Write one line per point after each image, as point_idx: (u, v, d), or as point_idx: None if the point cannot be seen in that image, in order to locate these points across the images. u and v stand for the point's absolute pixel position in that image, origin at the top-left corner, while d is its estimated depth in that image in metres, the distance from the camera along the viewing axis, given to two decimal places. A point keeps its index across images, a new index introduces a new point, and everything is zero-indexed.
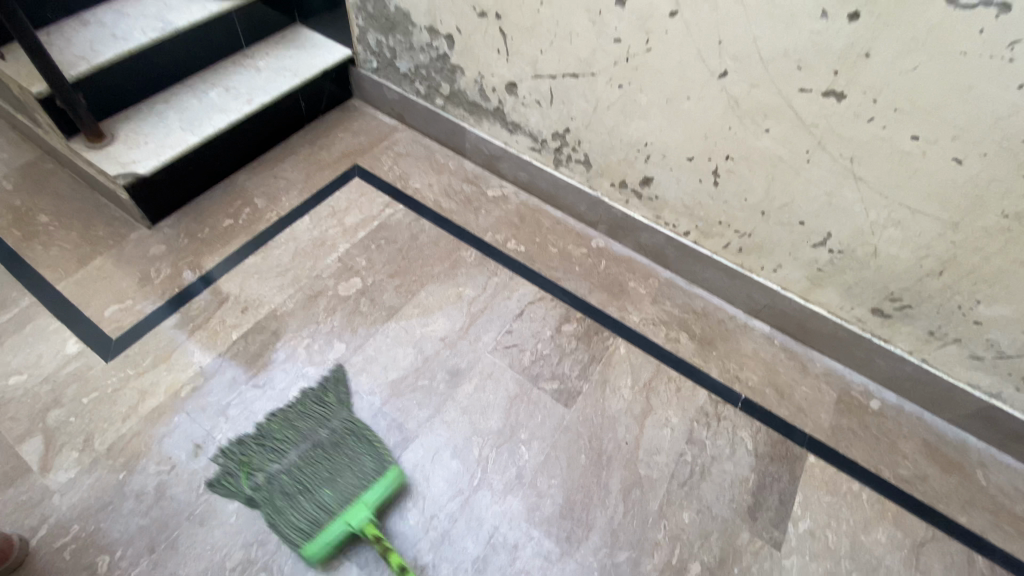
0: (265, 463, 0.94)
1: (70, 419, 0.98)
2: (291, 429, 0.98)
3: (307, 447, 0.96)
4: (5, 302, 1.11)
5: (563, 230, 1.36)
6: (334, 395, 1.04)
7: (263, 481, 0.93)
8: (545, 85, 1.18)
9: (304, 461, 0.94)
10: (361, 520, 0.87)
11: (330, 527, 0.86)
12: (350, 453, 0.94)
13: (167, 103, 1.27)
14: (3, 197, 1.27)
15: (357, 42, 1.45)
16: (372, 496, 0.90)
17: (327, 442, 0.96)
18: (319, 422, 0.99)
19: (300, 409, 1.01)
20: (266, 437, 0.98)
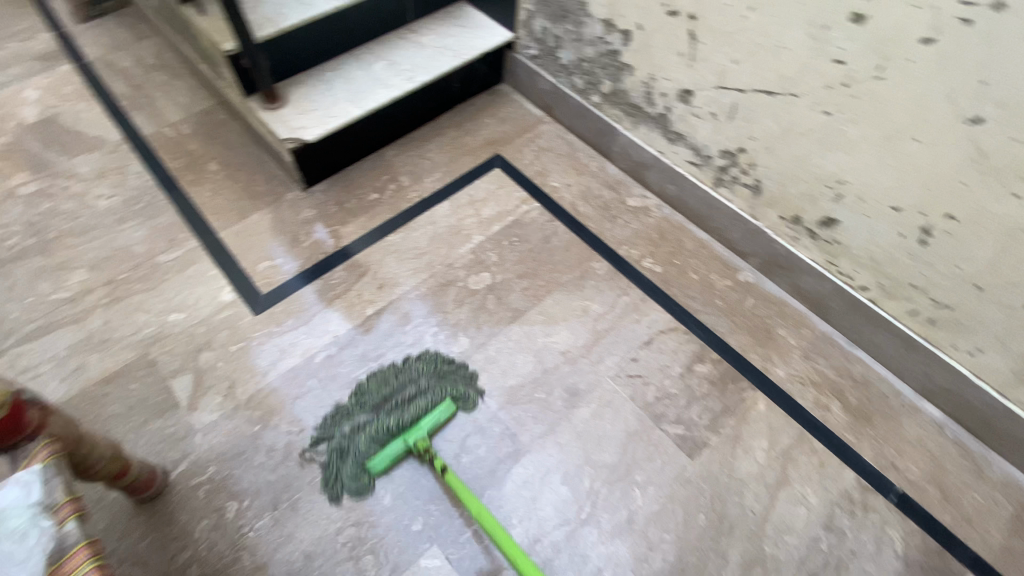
0: (353, 415, 1.00)
1: (218, 363, 1.05)
2: (383, 387, 1.03)
3: (389, 398, 1.02)
4: (174, 241, 1.21)
5: (708, 256, 1.24)
6: (432, 359, 1.07)
7: (351, 429, 0.98)
8: (728, 98, 1.05)
9: (387, 413, 1.00)
10: (416, 438, 0.95)
11: (389, 445, 0.94)
12: (412, 380, 1.04)
13: (336, 71, 1.30)
14: (182, 141, 1.38)
15: (521, 27, 1.40)
16: (428, 422, 0.98)
17: (403, 388, 1.03)
18: (404, 382, 1.04)
19: (397, 367, 1.05)
20: (364, 394, 1.02)
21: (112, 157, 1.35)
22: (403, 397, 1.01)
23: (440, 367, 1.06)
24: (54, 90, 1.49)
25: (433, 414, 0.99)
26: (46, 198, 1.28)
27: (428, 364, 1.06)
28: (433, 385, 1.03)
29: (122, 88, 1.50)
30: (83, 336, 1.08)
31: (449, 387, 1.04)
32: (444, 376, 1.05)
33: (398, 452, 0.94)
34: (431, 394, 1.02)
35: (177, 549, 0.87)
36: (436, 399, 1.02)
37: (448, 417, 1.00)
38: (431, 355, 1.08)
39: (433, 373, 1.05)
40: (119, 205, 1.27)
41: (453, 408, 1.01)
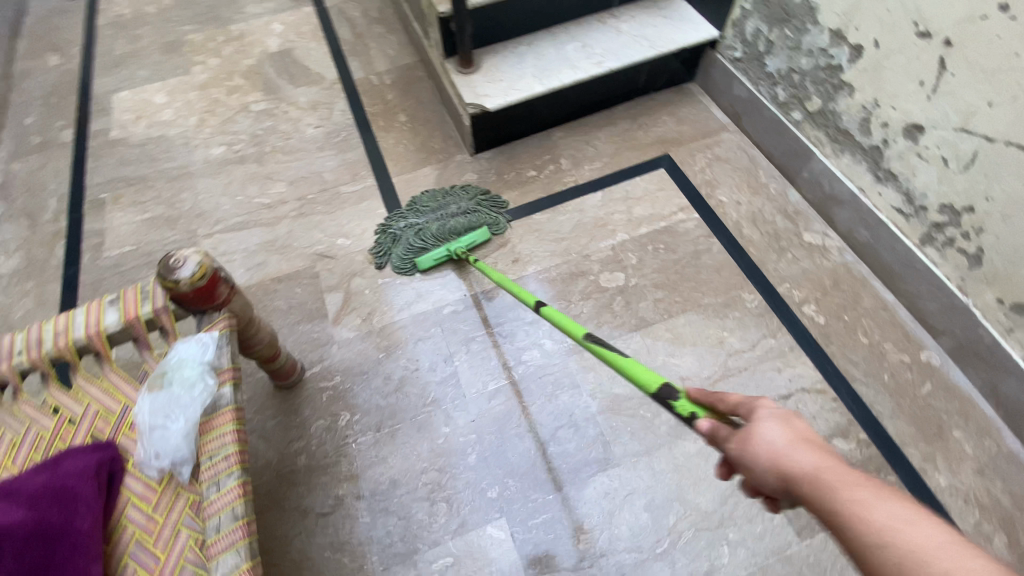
0: (408, 218, 1.22)
1: (364, 290, 1.16)
2: (432, 203, 1.24)
3: (436, 213, 1.23)
4: (356, 175, 1.35)
5: (886, 320, 1.06)
6: (474, 192, 1.27)
7: (403, 227, 1.20)
8: (969, 144, 0.88)
9: (432, 220, 1.21)
10: (457, 249, 1.16)
11: (436, 250, 1.17)
12: (455, 202, 1.24)
13: (529, 46, 1.33)
14: (383, 90, 1.53)
15: (731, 26, 1.29)
16: (467, 239, 1.18)
17: (448, 207, 1.24)
18: (451, 203, 1.24)
19: (447, 191, 1.26)
20: (417, 205, 1.24)
21: (325, 93, 1.55)
22: (445, 211, 1.23)
23: (481, 197, 1.26)
24: (296, 28, 1.74)
25: (472, 234, 1.19)
26: (270, 117, 1.51)
27: (473, 194, 1.26)
28: (473, 209, 1.23)
29: (346, 34, 1.71)
30: (270, 237, 1.27)
31: (487, 214, 1.23)
32: (483, 205, 1.25)
33: (442, 257, 1.16)
34: (469, 213, 1.23)
35: (295, 437, 1.00)
36: (472, 217, 1.22)
37: (484, 239, 1.20)
38: (476, 188, 1.28)
39: (476, 202, 1.25)
40: (322, 134, 1.46)
41: (487, 232, 1.21)
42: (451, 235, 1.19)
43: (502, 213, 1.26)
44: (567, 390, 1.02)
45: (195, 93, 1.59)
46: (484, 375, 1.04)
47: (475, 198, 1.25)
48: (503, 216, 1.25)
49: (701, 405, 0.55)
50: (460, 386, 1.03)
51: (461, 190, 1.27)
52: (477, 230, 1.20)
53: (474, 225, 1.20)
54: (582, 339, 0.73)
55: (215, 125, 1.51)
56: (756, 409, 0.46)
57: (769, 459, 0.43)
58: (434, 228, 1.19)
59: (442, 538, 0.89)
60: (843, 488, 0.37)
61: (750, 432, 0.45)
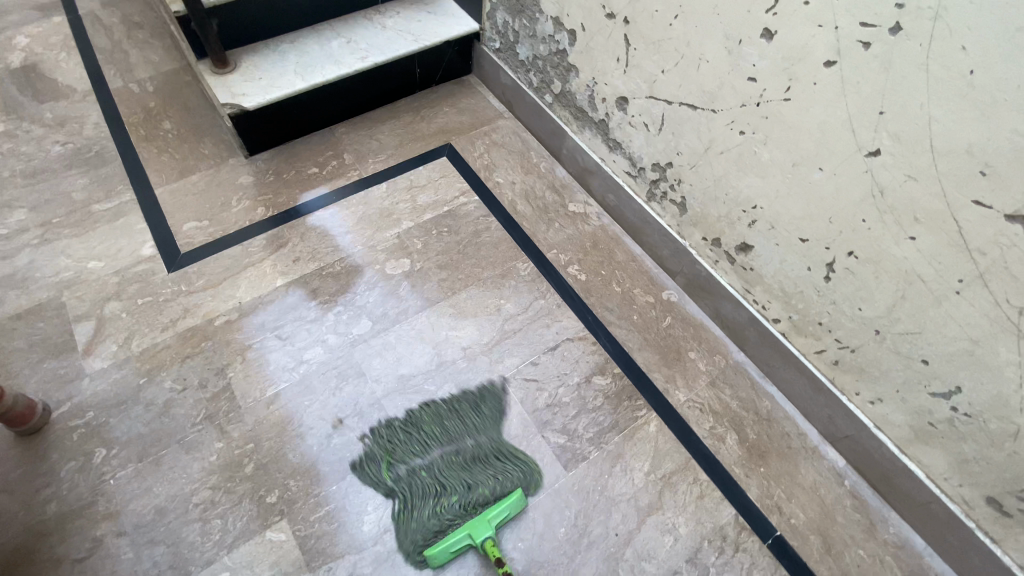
0: (411, 454, 0.96)
1: (122, 314, 1.07)
2: (438, 434, 0.98)
3: (451, 450, 0.97)
4: (113, 191, 1.23)
5: (635, 269, 1.20)
6: (482, 401, 1.02)
7: (404, 473, 0.94)
8: (657, 108, 1.02)
9: (444, 467, 0.95)
10: (484, 536, 0.86)
11: (454, 535, 0.86)
12: (471, 437, 0.98)
13: (292, 44, 1.31)
14: (144, 98, 1.41)
15: (487, 19, 1.38)
16: (495, 513, 0.88)
17: (464, 438, 0.98)
18: (467, 429, 0.99)
19: (454, 408, 1.00)
20: (417, 432, 0.98)
21: (74, 107, 1.39)
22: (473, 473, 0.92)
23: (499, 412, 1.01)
24: (39, 37, 1.54)
25: (502, 506, 0.89)
26: (4, 137, 1.32)
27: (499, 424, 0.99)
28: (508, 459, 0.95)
29: (102, 42, 1.55)
30: (3, 271, 1.11)
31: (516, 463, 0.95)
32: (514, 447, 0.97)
33: (461, 544, 0.86)
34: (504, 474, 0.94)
35: (40, 485, 0.89)
36: (520, 485, 0.94)
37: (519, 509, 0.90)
38: (503, 410, 1.01)
39: (496, 443, 0.97)
40: (70, 152, 1.30)
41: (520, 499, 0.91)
42: (483, 511, 0.90)
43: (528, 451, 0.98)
44: (352, 381, 1.03)
45: None
46: (261, 381, 1.01)
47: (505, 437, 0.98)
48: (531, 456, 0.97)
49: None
50: (238, 396, 0.99)
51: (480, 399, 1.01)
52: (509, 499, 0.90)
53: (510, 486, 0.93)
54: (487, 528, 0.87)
55: None
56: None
57: None
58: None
59: (217, 555, 0.85)
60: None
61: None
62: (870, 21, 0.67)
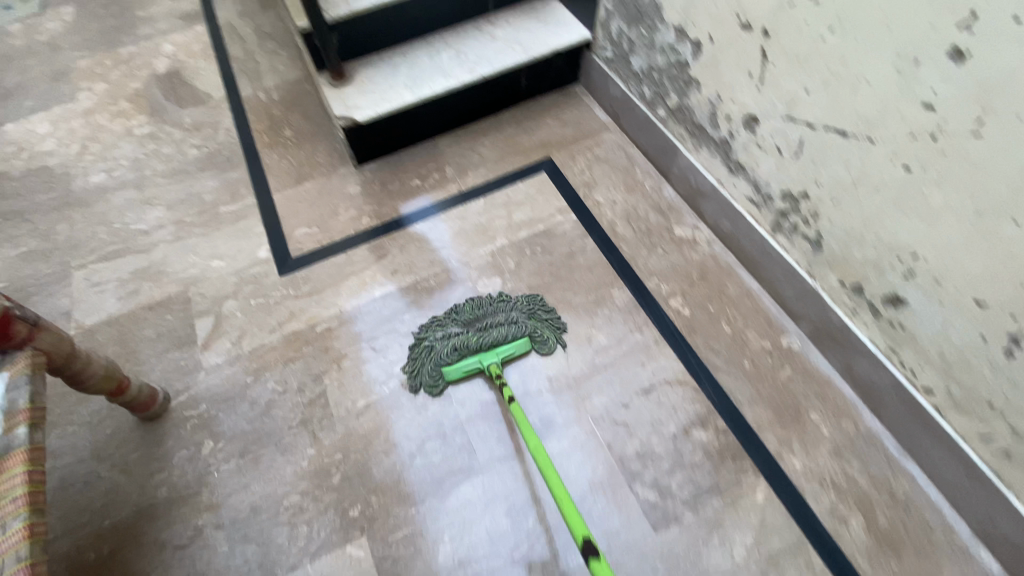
0: (446, 314, 1.09)
1: (237, 313, 1.14)
2: (476, 309, 1.06)
3: (483, 321, 1.04)
4: (238, 195, 1.33)
5: (750, 308, 1.08)
6: (525, 301, 1.08)
7: (440, 333, 1.04)
8: (795, 132, 0.89)
9: (474, 329, 1.03)
10: (490, 362, 1.01)
11: (467, 359, 1.02)
12: (504, 309, 1.06)
13: (404, 56, 1.32)
14: (269, 106, 1.51)
15: (600, 26, 1.31)
16: (504, 350, 1.02)
17: (487, 300, 1.08)
18: (502, 306, 1.06)
19: (499, 299, 1.08)
20: (458, 312, 1.06)
21: (210, 113, 1.52)
22: (491, 321, 1.04)
23: (537, 311, 1.07)
24: (187, 48, 1.70)
25: (510, 345, 1.03)
26: (153, 140, 1.48)
27: (528, 303, 1.08)
28: (526, 320, 1.05)
29: (237, 52, 1.68)
30: (144, 265, 1.24)
31: (537, 326, 1.05)
32: (537, 316, 1.07)
33: (472, 368, 1.01)
34: (519, 325, 1.04)
35: (158, 468, 0.97)
36: (536, 343, 1.05)
37: (523, 351, 1.04)
38: (536, 297, 1.10)
39: (523, 309, 1.06)
40: (205, 155, 1.43)
41: (528, 346, 1.04)
42: (492, 346, 1.02)
43: (556, 333, 1.06)
44: (438, 400, 1.01)
45: (78, 120, 1.54)
46: (352, 392, 1.03)
47: (530, 310, 1.07)
48: (554, 332, 1.06)
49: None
50: (331, 404, 1.02)
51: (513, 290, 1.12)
52: (517, 341, 1.03)
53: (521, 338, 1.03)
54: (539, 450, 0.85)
55: (97, 152, 1.47)
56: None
57: None
58: (471, 337, 1.02)
59: (300, 561, 0.88)
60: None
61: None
62: None
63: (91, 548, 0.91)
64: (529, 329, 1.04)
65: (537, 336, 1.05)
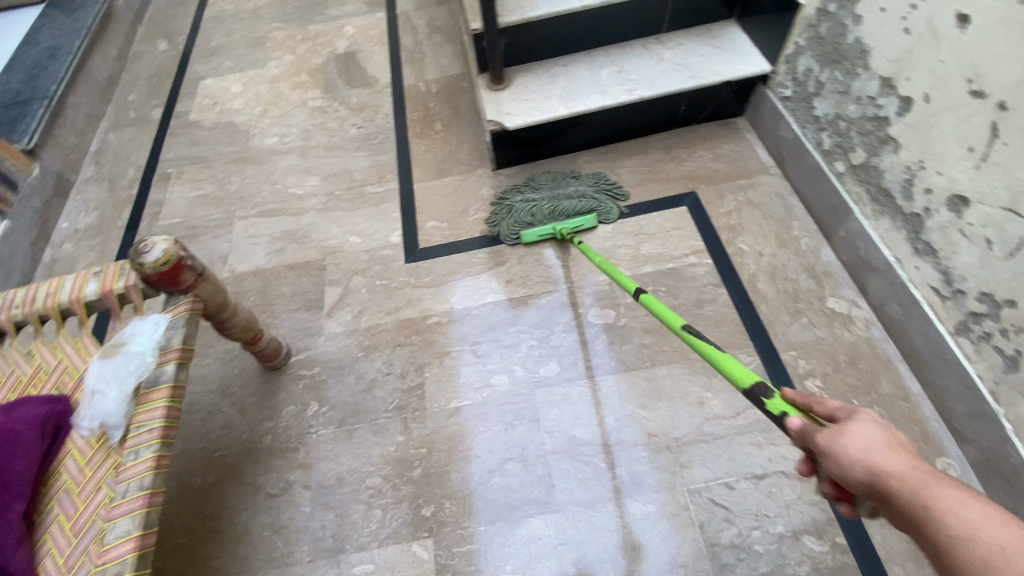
0: (527, 179, 1.29)
1: (361, 289, 1.21)
2: (550, 182, 1.27)
3: (555, 189, 1.25)
4: (383, 177, 1.41)
5: (903, 412, 0.92)
6: (592, 178, 1.28)
7: (520, 197, 1.25)
8: (1017, 229, 0.74)
9: (549, 200, 1.23)
10: (563, 230, 1.19)
11: (543, 226, 1.20)
12: (575, 185, 1.26)
13: (564, 68, 1.30)
14: (427, 97, 1.58)
15: (785, 61, 1.19)
16: (576, 222, 1.20)
17: (562, 176, 1.28)
18: (574, 180, 1.27)
19: (571, 175, 1.29)
20: (534, 182, 1.27)
21: (374, 96, 1.63)
22: (564, 190, 1.25)
23: (603, 186, 1.27)
24: (366, 32, 1.84)
25: (580, 218, 1.21)
26: (322, 113, 1.62)
27: (595, 178, 1.28)
28: (592, 192, 1.24)
29: (408, 41, 1.78)
30: (293, 227, 1.36)
31: (603, 200, 1.24)
32: (602, 188, 1.26)
33: (547, 234, 1.20)
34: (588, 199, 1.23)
35: (268, 416, 1.06)
36: (600, 218, 1.24)
37: (591, 225, 1.22)
38: (603, 175, 1.29)
39: (592, 186, 1.26)
40: (362, 135, 1.53)
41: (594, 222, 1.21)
42: (564, 217, 1.21)
43: (618, 204, 1.25)
44: (526, 424, 0.99)
45: (265, 85, 1.74)
46: (448, 391, 1.04)
47: (596, 185, 1.26)
48: (617, 205, 1.25)
49: (796, 407, 0.49)
50: (425, 398, 1.04)
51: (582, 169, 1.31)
52: (587, 215, 1.21)
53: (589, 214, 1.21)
54: (680, 329, 0.68)
55: (274, 116, 1.64)
56: (856, 413, 0.42)
57: (859, 457, 0.38)
58: (547, 207, 1.21)
59: (369, 544, 0.91)
60: (935, 488, 0.34)
61: (840, 429, 0.40)
62: None
63: (199, 473, 1.02)
64: (596, 205, 1.23)
65: (602, 210, 1.23)
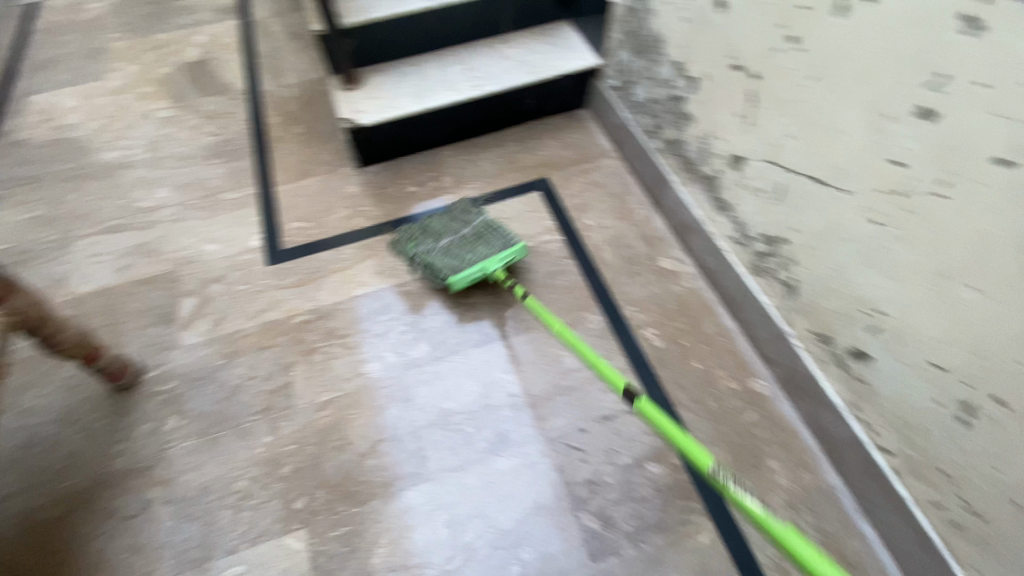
0: (425, 245, 1.15)
1: (221, 297, 1.18)
2: (445, 222, 1.18)
3: (458, 230, 1.17)
4: (241, 184, 1.38)
5: (723, 347, 1.07)
6: (474, 201, 1.23)
7: (424, 248, 1.15)
8: (776, 175, 0.88)
9: (459, 245, 1.15)
10: (493, 269, 1.11)
11: (471, 269, 1.10)
12: (470, 216, 1.19)
13: (415, 68, 1.36)
14: (286, 102, 1.57)
15: (609, 55, 1.33)
16: (504, 255, 1.12)
17: (460, 227, 1.17)
18: (468, 213, 1.20)
19: (463, 205, 1.22)
20: (428, 225, 1.18)
21: (229, 104, 1.59)
22: (463, 225, 1.17)
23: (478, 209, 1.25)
24: (219, 41, 1.78)
25: (506, 251, 1.13)
26: (172, 124, 1.54)
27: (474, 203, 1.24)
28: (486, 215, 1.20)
29: (265, 48, 1.75)
30: (142, 241, 1.28)
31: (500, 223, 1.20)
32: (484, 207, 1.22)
33: (478, 275, 1.10)
34: (498, 231, 1.16)
35: (121, 438, 1.00)
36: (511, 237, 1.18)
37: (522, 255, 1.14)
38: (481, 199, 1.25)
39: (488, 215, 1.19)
40: (217, 143, 1.48)
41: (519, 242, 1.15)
42: (487, 254, 1.12)
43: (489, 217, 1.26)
44: (396, 404, 1.02)
45: (106, 98, 1.62)
46: (316, 386, 1.05)
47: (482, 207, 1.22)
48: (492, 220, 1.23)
49: None
50: (292, 396, 1.04)
51: (468, 206, 1.21)
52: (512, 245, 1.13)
53: (509, 240, 1.14)
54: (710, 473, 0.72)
55: (118, 130, 1.54)
56: None
57: None
58: (466, 257, 1.12)
59: (238, 546, 0.89)
60: None
61: None
62: None
63: (41, 509, 0.93)
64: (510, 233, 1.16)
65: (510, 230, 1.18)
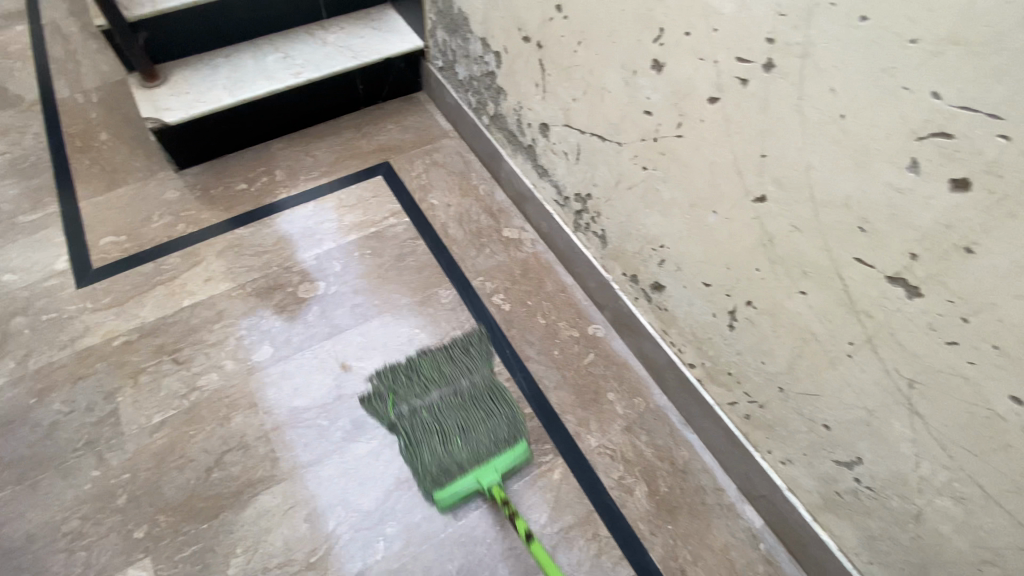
0: (412, 396, 0.99)
1: (24, 329, 1.04)
2: (432, 371, 1.02)
3: (448, 391, 0.99)
4: (38, 203, 1.22)
5: (563, 301, 1.15)
6: (474, 355, 1.06)
7: (407, 412, 0.97)
8: (573, 137, 0.96)
9: (449, 415, 0.96)
10: (490, 480, 0.89)
11: (462, 478, 0.89)
12: (468, 376, 1.02)
13: (227, 60, 1.29)
14: (86, 109, 1.40)
15: (430, 36, 1.35)
16: (502, 461, 0.92)
17: (458, 380, 1.01)
18: (463, 372, 1.03)
19: (450, 354, 1.05)
20: (413, 373, 1.02)
21: (16, 116, 1.39)
22: (455, 383, 1.01)
23: (470, 344, 1.07)
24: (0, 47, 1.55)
25: (508, 453, 0.93)
26: None
27: (464, 340, 1.08)
28: (485, 380, 1.02)
29: (56, 51, 1.55)
30: None
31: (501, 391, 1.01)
32: (470, 352, 1.06)
33: (469, 489, 0.89)
34: (502, 414, 0.97)
35: None
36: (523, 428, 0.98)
37: (523, 460, 0.94)
38: (475, 332, 1.09)
39: (495, 385, 1.02)
40: (4, 161, 1.30)
41: (518, 429, 0.96)
42: (487, 455, 0.92)
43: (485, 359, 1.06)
44: (243, 411, 0.98)
45: None
46: (149, 408, 0.97)
47: (482, 358, 1.05)
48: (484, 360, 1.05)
49: None
50: (122, 423, 0.95)
51: (468, 345, 1.07)
52: (516, 448, 0.93)
53: (512, 437, 0.94)
54: None
55: None
56: None
57: None
58: (459, 451, 0.92)
59: None
60: None
61: None
62: (743, 57, 0.60)
63: None
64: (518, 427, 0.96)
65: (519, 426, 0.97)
